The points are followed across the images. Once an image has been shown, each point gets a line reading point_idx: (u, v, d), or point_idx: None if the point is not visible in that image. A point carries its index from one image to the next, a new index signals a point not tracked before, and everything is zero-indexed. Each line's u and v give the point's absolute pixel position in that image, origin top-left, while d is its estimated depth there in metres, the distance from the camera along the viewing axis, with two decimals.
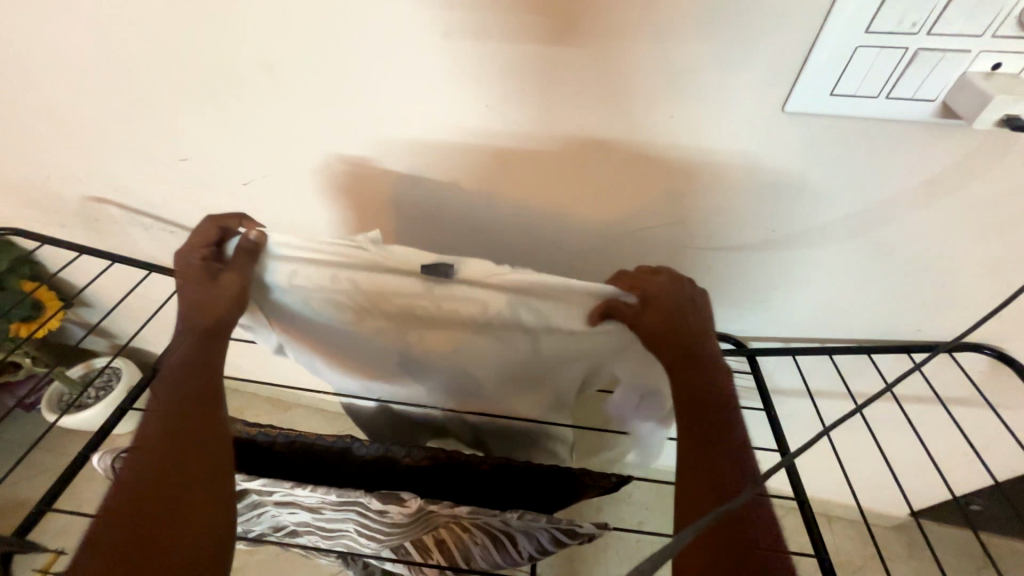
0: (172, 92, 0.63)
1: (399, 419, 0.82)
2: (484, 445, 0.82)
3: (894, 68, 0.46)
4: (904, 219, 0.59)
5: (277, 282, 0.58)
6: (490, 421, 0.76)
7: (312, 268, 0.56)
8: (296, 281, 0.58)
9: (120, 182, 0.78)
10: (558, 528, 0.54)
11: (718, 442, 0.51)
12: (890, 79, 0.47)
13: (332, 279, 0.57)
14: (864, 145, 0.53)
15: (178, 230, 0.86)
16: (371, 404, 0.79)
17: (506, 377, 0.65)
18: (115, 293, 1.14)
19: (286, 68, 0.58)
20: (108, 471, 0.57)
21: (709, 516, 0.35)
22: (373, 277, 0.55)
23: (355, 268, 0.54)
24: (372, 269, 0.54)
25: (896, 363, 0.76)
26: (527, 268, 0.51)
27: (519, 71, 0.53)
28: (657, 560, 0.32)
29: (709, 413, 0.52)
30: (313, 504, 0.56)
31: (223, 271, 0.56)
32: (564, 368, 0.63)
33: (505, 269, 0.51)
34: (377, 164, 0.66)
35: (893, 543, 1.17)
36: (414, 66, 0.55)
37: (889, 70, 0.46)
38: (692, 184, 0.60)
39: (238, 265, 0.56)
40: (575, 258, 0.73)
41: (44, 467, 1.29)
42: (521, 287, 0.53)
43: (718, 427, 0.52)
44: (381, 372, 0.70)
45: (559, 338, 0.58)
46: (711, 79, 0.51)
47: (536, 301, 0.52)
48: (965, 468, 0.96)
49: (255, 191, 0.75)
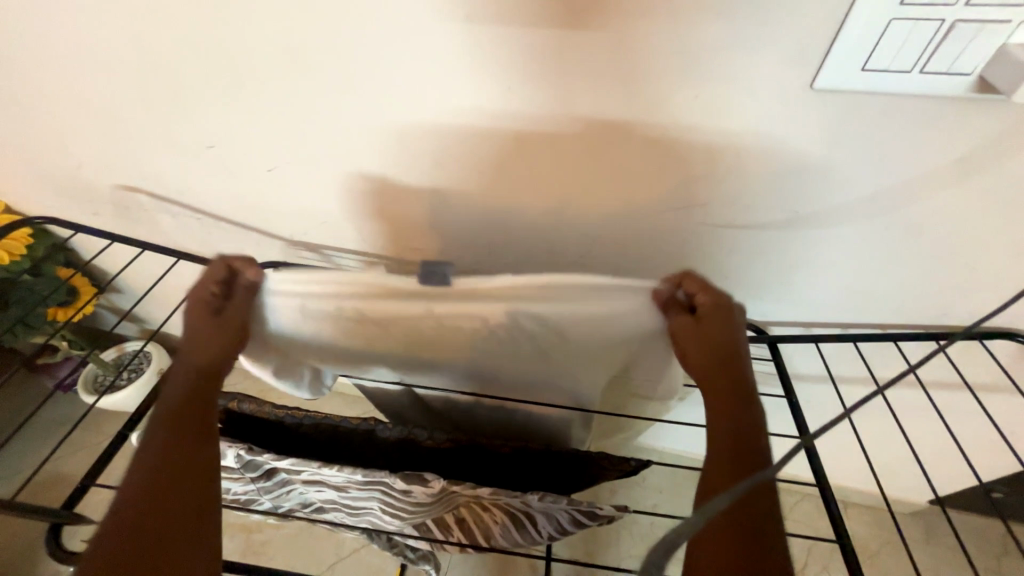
0: (199, 81, 0.64)
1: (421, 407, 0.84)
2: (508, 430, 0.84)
3: (929, 42, 0.44)
4: (934, 200, 0.57)
5: (285, 319, 0.59)
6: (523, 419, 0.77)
7: (318, 303, 0.57)
8: (303, 316, 0.59)
9: (148, 171, 0.81)
10: (578, 510, 0.55)
11: (744, 448, 0.49)
12: (924, 52, 0.45)
13: (340, 309, 0.57)
14: (895, 121, 0.51)
15: (204, 218, 0.88)
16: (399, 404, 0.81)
17: (519, 380, 0.68)
18: (145, 279, 1.18)
19: (308, 53, 0.58)
20: None
21: (746, 483, 0.35)
22: (374, 304, 0.56)
23: (352, 301, 0.56)
24: (362, 298, 0.56)
25: (922, 349, 0.75)
26: (517, 284, 0.54)
27: (542, 51, 0.53)
28: (694, 522, 0.32)
29: (735, 420, 0.51)
30: (340, 483, 0.59)
31: (227, 309, 0.55)
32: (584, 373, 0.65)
33: (500, 285, 0.54)
34: (397, 149, 0.66)
35: (914, 529, 1.16)
36: (434, 51, 0.55)
37: (923, 44, 0.44)
38: (715, 166, 0.59)
39: (240, 305, 0.56)
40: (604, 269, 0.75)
41: (84, 445, 1.36)
42: (514, 304, 0.55)
43: (741, 431, 0.50)
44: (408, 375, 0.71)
45: (569, 344, 0.60)
46: (733, 61, 0.49)
47: (531, 313, 0.55)
48: (991, 454, 0.93)
49: (279, 178, 0.76)
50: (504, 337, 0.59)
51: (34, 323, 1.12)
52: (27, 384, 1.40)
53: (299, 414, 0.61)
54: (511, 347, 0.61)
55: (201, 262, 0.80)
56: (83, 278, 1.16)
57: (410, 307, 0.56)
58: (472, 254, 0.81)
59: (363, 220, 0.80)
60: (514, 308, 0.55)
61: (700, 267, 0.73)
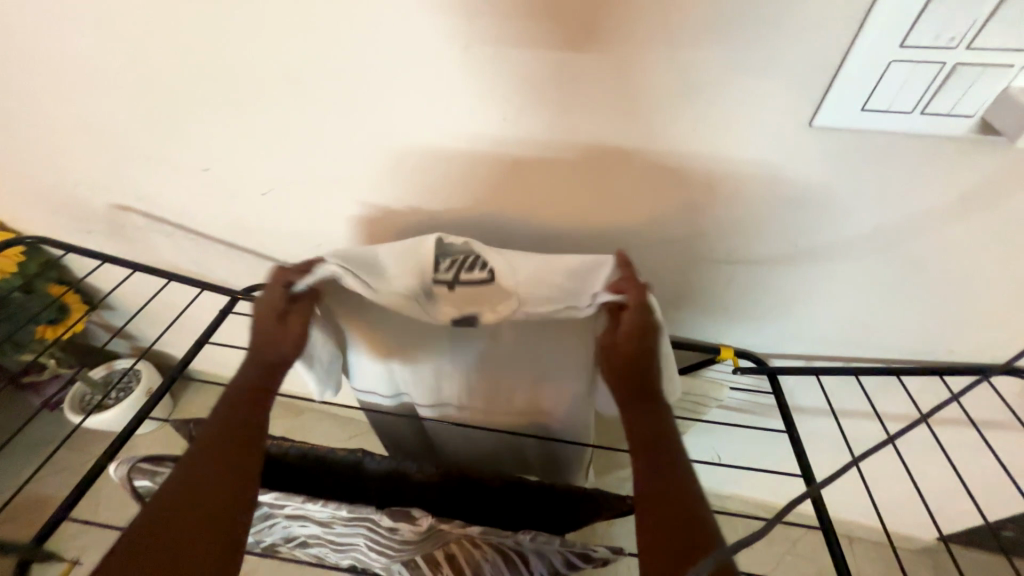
0: (196, 103, 0.64)
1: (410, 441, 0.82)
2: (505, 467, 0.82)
3: (930, 84, 0.44)
4: (936, 236, 0.56)
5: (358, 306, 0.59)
6: (522, 442, 0.74)
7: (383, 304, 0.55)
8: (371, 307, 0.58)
9: (143, 191, 0.80)
10: (572, 551, 0.53)
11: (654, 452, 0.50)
12: (925, 94, 0.44)
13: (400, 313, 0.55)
14: (895, 159, 0.51)
15: (199, 239, 0.87)
16: (389, 420, 0.76)
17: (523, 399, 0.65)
18: (137, 296, 1.17)
19: (305, 79, 0.58)
20: (123, 480, 0.57)
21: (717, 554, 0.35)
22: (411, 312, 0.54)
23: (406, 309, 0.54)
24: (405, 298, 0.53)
25: (924, 384, 0.73)
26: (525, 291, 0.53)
27: (539, 78, 0.53)
28: None
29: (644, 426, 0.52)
30: (324, 518, 0.56)
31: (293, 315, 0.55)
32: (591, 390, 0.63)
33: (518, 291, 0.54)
34: (392, 175, 0.66)
35: (919, 566, 1.12)
36: (432, 78, 0.55)
37: (924, 86, 0.44)
38: (714, 196, 0.59)
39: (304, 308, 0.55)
40: None
41: (67, 465, 1.33)
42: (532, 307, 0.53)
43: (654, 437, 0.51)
44: (413, 398, 0.69)
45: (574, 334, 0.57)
46: (732, 97, 0.50)
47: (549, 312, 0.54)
48: (997, 489, 0.91)
49: (273, 201, 0.75)
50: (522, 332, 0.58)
51: (21, 340, 1.12)
52: (13, 401, 1.38)
53: (285, 443, 0.60)
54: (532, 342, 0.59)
55: (190, 284, 0.79)
56: (76, 297, 1.16)
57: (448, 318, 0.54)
58: None
59: (358, 244, 0.79)
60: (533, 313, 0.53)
61: (699, 298, 0.72)
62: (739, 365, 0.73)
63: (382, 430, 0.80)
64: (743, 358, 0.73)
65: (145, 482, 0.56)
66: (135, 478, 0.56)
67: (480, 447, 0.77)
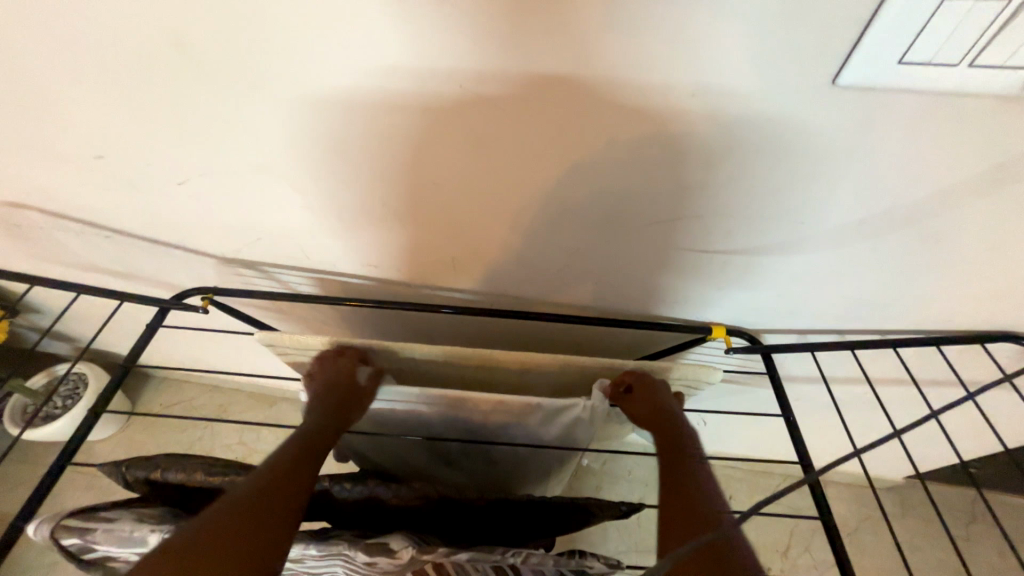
0: (69, 77, 0.51)
1: (383, 454, 0.75)
2: (490, 473, 0.77)
3: (986, 31, 0.37)
4: (958, 204, 0.51)
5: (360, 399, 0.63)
6: (508, 448, 0.70)
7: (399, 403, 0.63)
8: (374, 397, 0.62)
9: (28, 184, 0.66)
10: (567, 568, 0.50)
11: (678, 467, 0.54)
12: (976, 44, 0.38)
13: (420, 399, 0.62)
14: (928, 121, 0.44)
15: (113, 235, 0.75)
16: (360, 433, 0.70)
17: (503, 410, 0.61)
18: (61, 296, 1.03)
19: (199, 41, 0.47)
20: (49, 541, 0.49)
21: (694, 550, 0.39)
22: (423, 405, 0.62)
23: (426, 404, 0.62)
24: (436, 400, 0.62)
25: (919, 352, 0.71)
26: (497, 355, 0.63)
27: (501, 34, 0.43)
28: None
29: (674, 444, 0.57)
30: (293, 555, 0.51)
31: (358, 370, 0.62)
32: (548, 423, 0.64)
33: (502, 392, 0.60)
34: (334, 152, 0.57)
35: (893, 504, 1.18)
36: (364, 35, 0.45)
37: (978, 32, 0.37)
38: (710, 170, 0.52)
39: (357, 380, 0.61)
40: (591, 374, 0.64)
41: (18, 480, 1.22)
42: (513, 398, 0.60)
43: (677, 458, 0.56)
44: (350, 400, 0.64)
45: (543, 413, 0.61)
46: (735, 52, 0.42)
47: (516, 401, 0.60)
48: (976, 439, 0.92)
49: (193, 191, 0.64)
50: (485, 404, 0.61)
51: None
52: None
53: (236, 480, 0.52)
54: (490, 408, 0.61)
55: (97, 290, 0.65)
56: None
57: (435, 404, 0.62)
58: (435, 268, 0.72)
59: (306, 234, 0.69)
60: (505, 401, 0.60)
61: (691, 279, 0.67)
62: (730, 344, 0.70)
63: (353, 441, 0.74)
64: (735, 336, 0.70)
65: (75, 541, 0.49)
66: (64, 537, 0.49)
67: (456, 452, 0.72)
